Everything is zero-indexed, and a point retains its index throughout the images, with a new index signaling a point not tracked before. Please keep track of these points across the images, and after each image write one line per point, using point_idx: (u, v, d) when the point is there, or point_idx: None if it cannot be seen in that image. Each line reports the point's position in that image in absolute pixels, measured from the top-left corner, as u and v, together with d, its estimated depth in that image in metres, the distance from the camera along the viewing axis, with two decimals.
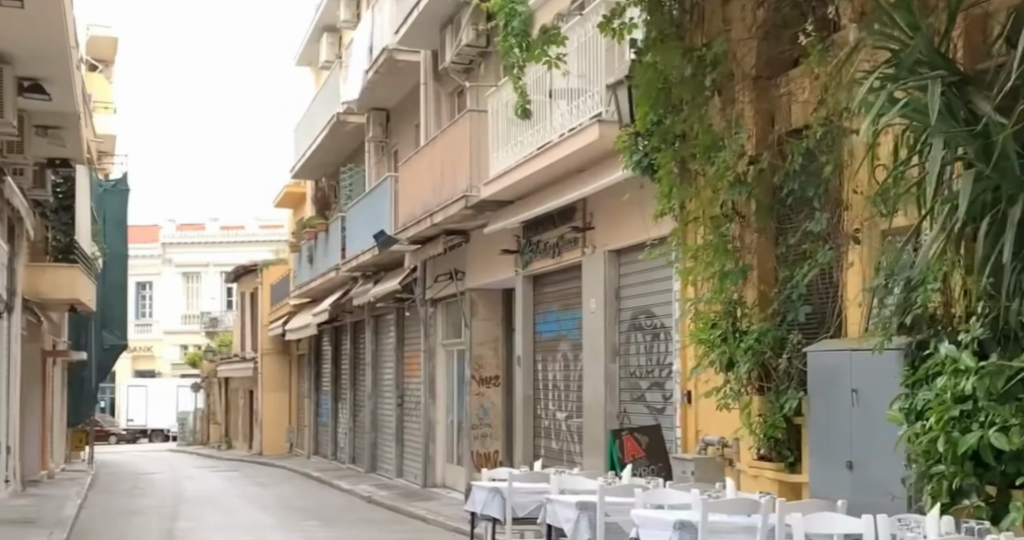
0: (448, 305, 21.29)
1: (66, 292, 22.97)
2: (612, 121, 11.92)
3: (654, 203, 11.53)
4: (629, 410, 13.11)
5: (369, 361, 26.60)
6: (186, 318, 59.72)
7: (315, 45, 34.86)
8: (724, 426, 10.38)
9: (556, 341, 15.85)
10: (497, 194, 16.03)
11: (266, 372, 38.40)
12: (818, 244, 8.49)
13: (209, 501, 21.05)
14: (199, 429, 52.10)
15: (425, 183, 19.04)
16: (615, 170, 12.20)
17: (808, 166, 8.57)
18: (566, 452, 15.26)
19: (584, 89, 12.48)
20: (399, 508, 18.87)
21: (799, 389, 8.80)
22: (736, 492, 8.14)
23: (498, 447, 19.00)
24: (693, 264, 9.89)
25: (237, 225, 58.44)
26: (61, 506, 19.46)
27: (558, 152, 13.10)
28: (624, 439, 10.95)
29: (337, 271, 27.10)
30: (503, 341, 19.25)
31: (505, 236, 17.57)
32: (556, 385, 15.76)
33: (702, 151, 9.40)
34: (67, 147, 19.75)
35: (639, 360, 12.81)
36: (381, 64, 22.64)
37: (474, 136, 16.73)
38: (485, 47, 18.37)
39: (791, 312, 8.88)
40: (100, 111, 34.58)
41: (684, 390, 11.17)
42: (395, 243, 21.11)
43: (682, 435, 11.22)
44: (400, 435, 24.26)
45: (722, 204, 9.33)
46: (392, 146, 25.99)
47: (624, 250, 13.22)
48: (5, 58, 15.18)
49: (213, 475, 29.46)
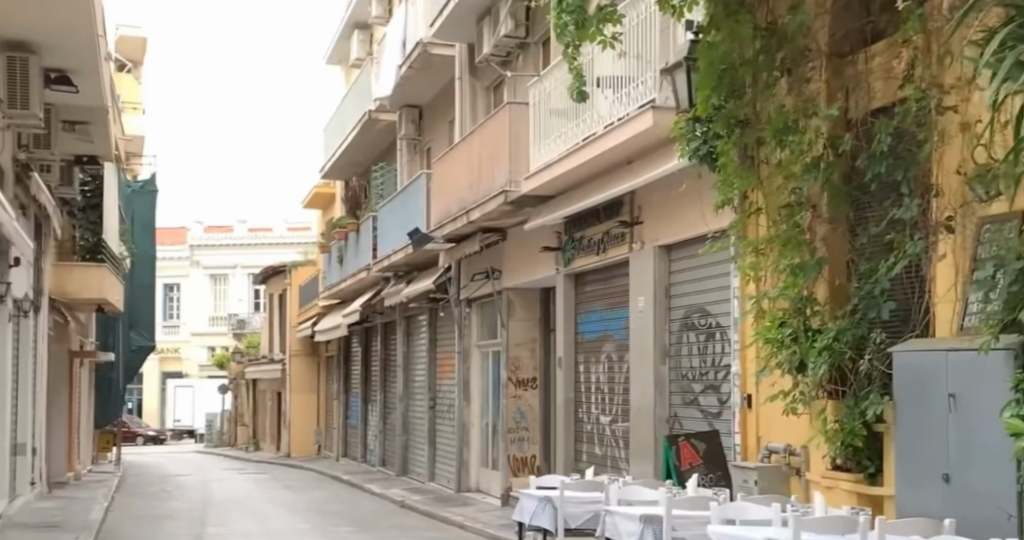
0: (483, 305, 20.65)
1: (94, 293, 22.46)
2: (667, 107, 11.28)
3: (713, 192, 10.89)
4: (680, 415, 12.45)
5: (400, 363, 26.03)
6: (213, 320, 59.44)
7: (346, 42, 34.35)
8: (791, 434, 9.70)
9: (599, 342, 15.20)
10: (538, 189, 15.41)
11: (293, 374, 37.91)
12: (906, 236, 7.87)
13: (237, 507, 20.46)
14: (226, 431, 51.76)
15: (460, 179, 18.44)
16: (670, 160, 11.56)
17: (896, 148, 7.93)
18: (611, 459, 14.59)
19: (635, 76, 11.87)
20: (433, 513, 18.24)
21: (881, 393, 8.12)
22: (823, 508, 7.44)
23: (536, 452, 18.34)
24: (759, 258, 9.33)
25: (264, 226, 57.98)
26: (88, 510, 18.93)
27: (605, 142, 12.50)
28: (680, 445, 10.31)
29: (369, 272, 26.51)
30: (541, 341, 18.60)
31: (544, 233, 16.93)
32: (599, 387, 15.10)
33: (772, 134, 8.73)
34: (95, 143, 19.29)
35: (692, 362, 12.17)
36: (415, 58, 22.07)
37: (513, 130, 16.13)
38: (525, 37, 17.84)
39: (873, 310, 8.19)
40: (128, 111, 34.19)
41: (745, 394, 10.53)
42: (430, 240, 20.52)
43: (741, 442, 10.52)
44: (433, 438, 23.66)
45: (795, 191, 8.71)
46: (424, 143, 25.44)
47: (673, 245, 12.62)
48: (31, 48, 14.64)
49: (241, 478, 28.94)
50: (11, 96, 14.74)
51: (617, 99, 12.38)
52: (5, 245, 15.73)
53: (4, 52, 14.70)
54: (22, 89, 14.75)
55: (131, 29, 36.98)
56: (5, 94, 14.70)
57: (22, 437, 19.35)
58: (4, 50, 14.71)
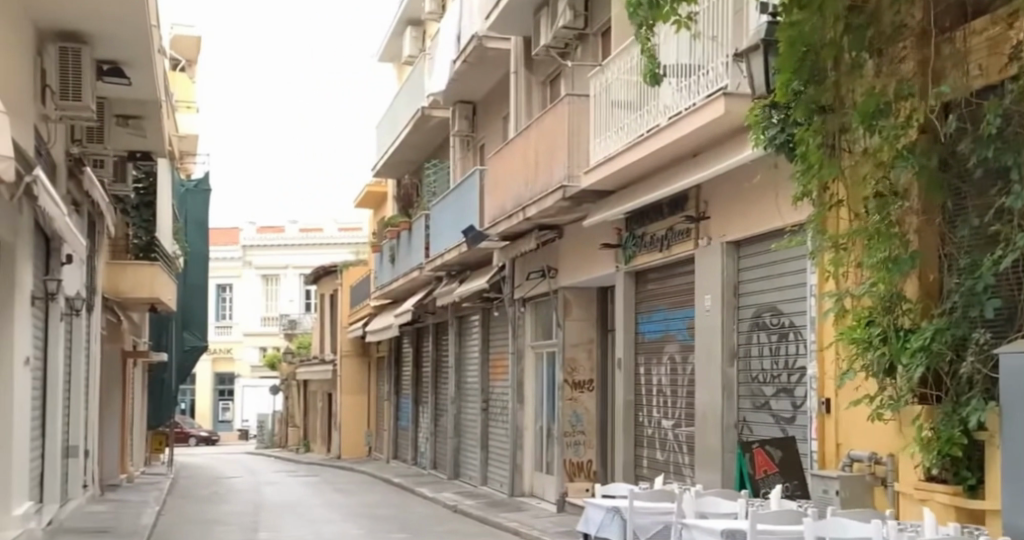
0: (538, 304, 20.03)
1: (146, 292, 22.18)
2: (740, 95, 10.82)
3: (790, 184, 10.26)
4: (750, 419, 11.83)
5: (453, 365, 25.59)
6: (265, 320, 59.44)
7: (397, 39, 33.96)
8: (878, 441, 9.05)
9: (661, 343, 14.59)
10: (598, 184, 14.83)
11: (345, 375, 37.57)
12: (1014, 227, 7.26)
13: (290, 511, 20.02)
14: (278, 432, 51.61)
15: (515, 174, 17.92)
16: (743, 149, 10.93)
17: (1004, 131, 7.35)
18: (674, 464, 13.99)
19: (708, 61, 11.32)
20: (487, 519, 17.70)
21: (985, 398, 7.55)
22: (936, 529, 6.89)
23: (592, 456, 17.76)
24: (840, 254, 8.85)
25: (316, 226, 57.79)
26: (140, 513, 18.61)
27: (673, 132, 11.93)
28: (755, 453, 9.74)
29: (421, 271, 26.07)
30: (598, 343, 17.98)
31: (603, 229, 16.31)
32: (661, 390, 14.50)
33: (861, 120, 7.89)
34: (148, 137, 19.11)
35: (763, 364, 11.55)
36: (470, 52, 21.58)
37: (572, 123, 15.56)
38: (583, 28, 17.28)
39: (976, 309, 7.56)
40: (181, 110, 34.01)
41: (822, 398, 9.89)
42: (485, 239, 19.96)
43: (818, 450, 9.88)
44: (485, 441, 23.15)
45: (888, 180, 8.04)
46: (478, 140, 24.92)
47: (743, 240, 11.97)
48: (81, 37, 14.29)
49: (293, 480, 28.60)
50: (64, 87, 14.22)
51: (684, 87, 11.86)
52: (59, 239, 15.38)
53: (57, 43, 14.28)
54: (74, 80, 14.24)
55: (185, 28, 36.87)
56: (58, 85, 14.19)
57: (74, 439, 19.05)
58: (56, 41, 14.32)
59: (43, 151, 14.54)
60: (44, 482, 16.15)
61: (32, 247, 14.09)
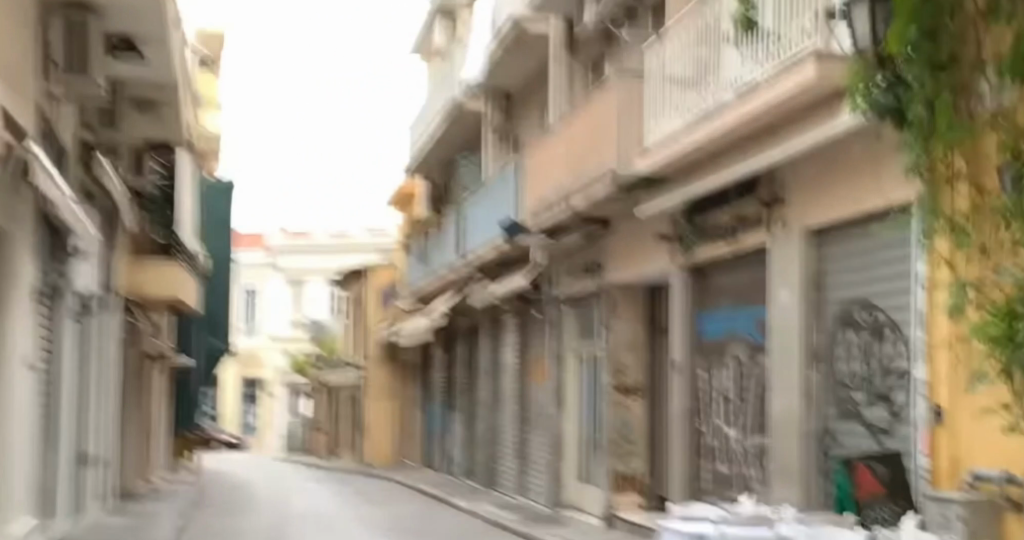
0: (580, 304, 18.64)
1: (166, 292, 20.86)
2: (833, 58, 9.43)
3: (896, 156, 8.88)
4: (835, 430, 10.43)
5: (488, 369, 24.31)
6: (292, 324, 58.45)
7: (428, 31, 32.69)
8: (1011, 458, 7.71)
9: (725, 344, 13.17)
10: (654, 169, 13.43)
11: (373, 379, 36.32)
12: None
13: (316, 524, 18.73)
14: (305, 439, 50.44)
15: (558, 162, 16.53)
16: (835, 119, 9.53)
17: None
18: (741, 479, 12.65)
19: (790, 22, 10.04)
20: (528, 534, 16.29)
21: None
22: None
23: (642, 468, 16.30)
24: (960, 237, 7.49)
25: (342, 229, 56.63)
26: (159, 527, 17.29)
27: (748, 107, 10.58)
28: (860, 471, 8.61)
29: (454, 271, 24.74)
30: (648, 345, 16.53)
31: (656, 221, 14.91)
32: (726, 395, 13.10)
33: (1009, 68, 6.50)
34: (166, 123, 17.89)
35: (851, 367, 10.16)
36: (508, 36, 20.25)
37: (624, 104, 14.17)
38: (633, 4, 15.93)
39: None
40: (206, 108, 32.84)
41: (935, 406, 8.53)
42: (524, 233, 18.56)
43: (930, 468, 8.55)
44: (523, 450, 21.81)
45: None
46: (514, 132, 23.55)
47: (827, 227, 10.56)
48: (87, 4, 12.91)
49: (321, 489, 27.34)
50: None
51: (762, 54, 10.52)
52: (68, 230, 14.11)
53: (62, 12, 12.96)
54: None
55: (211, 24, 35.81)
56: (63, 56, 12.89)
57: (88, 445, 17.75)
58: (61, 9, 12.97)
59: (47, 133, 13.19)
60: (52, 496, 14.83)
61: (34, 235, 12.73)
